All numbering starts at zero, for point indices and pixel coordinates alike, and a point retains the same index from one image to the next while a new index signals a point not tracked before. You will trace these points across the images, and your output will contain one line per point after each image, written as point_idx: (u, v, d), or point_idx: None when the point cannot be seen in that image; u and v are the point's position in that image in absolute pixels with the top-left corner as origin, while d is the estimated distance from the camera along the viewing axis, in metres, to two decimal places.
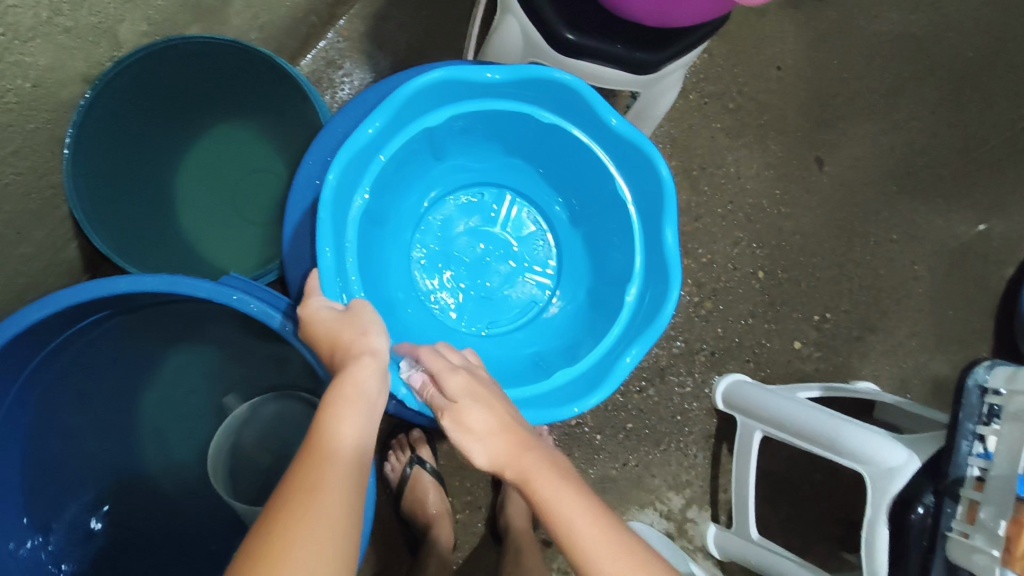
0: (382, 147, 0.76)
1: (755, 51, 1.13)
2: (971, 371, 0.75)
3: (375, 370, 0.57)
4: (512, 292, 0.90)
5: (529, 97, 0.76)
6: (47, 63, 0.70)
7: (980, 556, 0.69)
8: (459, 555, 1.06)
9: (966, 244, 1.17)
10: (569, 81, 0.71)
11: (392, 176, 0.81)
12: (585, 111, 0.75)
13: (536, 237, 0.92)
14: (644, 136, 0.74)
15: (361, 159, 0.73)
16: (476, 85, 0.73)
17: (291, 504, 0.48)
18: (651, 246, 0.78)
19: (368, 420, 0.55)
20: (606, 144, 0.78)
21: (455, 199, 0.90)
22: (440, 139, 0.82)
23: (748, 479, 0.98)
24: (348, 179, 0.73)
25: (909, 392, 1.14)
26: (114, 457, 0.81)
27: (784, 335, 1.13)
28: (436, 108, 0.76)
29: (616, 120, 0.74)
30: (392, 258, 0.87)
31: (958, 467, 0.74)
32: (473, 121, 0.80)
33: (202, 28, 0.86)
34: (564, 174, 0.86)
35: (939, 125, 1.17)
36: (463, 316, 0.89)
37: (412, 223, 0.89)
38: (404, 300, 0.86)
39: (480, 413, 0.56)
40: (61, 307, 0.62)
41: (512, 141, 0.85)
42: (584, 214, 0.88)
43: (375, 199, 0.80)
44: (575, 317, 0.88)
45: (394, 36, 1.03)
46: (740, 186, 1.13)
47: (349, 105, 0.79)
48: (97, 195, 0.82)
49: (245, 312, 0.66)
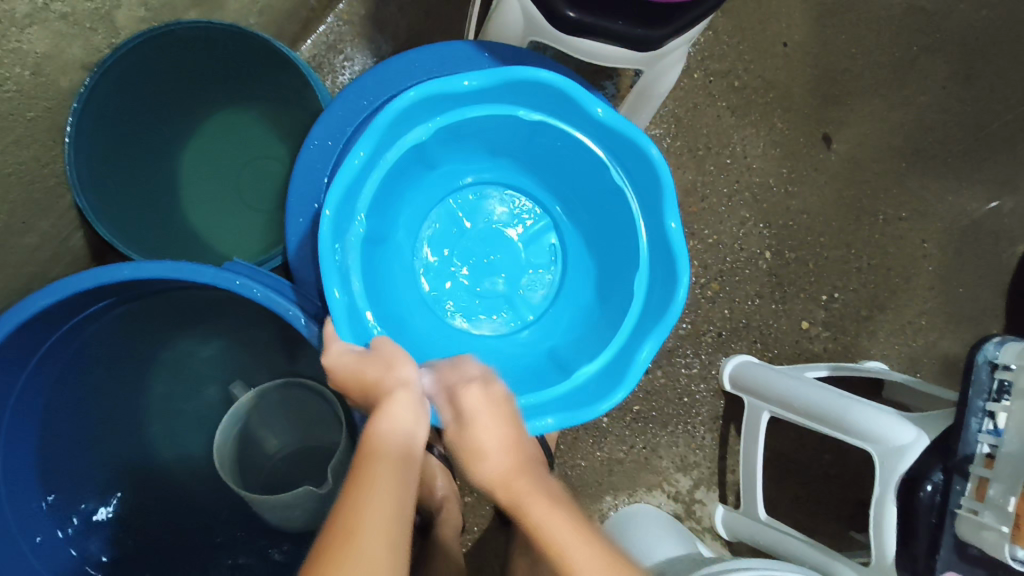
0: (422, 123, 0.74)
1: (762, 26, 1.11)
2: (982, 347, 0.74)
3: (407, 405, 0.59)
4: (508, 307, 0.88)
5: (579, 117, 0.74)
6: (45, 50, 0.70)
7: (989, 533, 0.70)
8: (468, 537, 1.07)
9: (977, 221, 1.15)
10: (656, 158, 0.70)
11: (425, 153, 0.79)
12: (631, 151, 0.73)
13: (541, 278, 0.89)
14: (688, 258, 0.71)
15: (443, 103, 0.73)
16: (579, 109, 0.72)
17: (331, 544, 0.46)
18: (624, 355, 0.75)
19: (406, 469, 0.53)
20: (644, 204, 0.76)
21: (502, 194, 0.89)
22: (512, 137, 0.81)
23: (755, 461, 0.97)
24: (416, 114, 0.72)
25: (919, 370, 1.13)
26: (125, 443, 0.82)
27: (791, 315, 1.12)
28: (494, 102, 0.75)
29: (672, 223, 0.72)
30: (401, 229, 0.86)
31: (968, 444, 0.73)
32: (517, 126, 0.79)
33: (200, 13, 0.86)
34: (590, 203, 0.84)
35: (949, 100, 1.14)
36: (433, 284, 0.88)
37: (446, 189, 0.88)
38: (398, 273, 0.85)
39: (493, 431, 0.62)
40: (65, 295, 0.63)
41: (549, 156, 0.83)
42: (598, 256, 0.86)
43: (433, 147, 0.80)
44: (520, 359, 0.85)
45: (395, 19, 1.02)
46: (746, 165, 1.12)
47: (465, 44, 0.81)
48: (99, 184, 0.83)
49: (249, 297, 0.65)
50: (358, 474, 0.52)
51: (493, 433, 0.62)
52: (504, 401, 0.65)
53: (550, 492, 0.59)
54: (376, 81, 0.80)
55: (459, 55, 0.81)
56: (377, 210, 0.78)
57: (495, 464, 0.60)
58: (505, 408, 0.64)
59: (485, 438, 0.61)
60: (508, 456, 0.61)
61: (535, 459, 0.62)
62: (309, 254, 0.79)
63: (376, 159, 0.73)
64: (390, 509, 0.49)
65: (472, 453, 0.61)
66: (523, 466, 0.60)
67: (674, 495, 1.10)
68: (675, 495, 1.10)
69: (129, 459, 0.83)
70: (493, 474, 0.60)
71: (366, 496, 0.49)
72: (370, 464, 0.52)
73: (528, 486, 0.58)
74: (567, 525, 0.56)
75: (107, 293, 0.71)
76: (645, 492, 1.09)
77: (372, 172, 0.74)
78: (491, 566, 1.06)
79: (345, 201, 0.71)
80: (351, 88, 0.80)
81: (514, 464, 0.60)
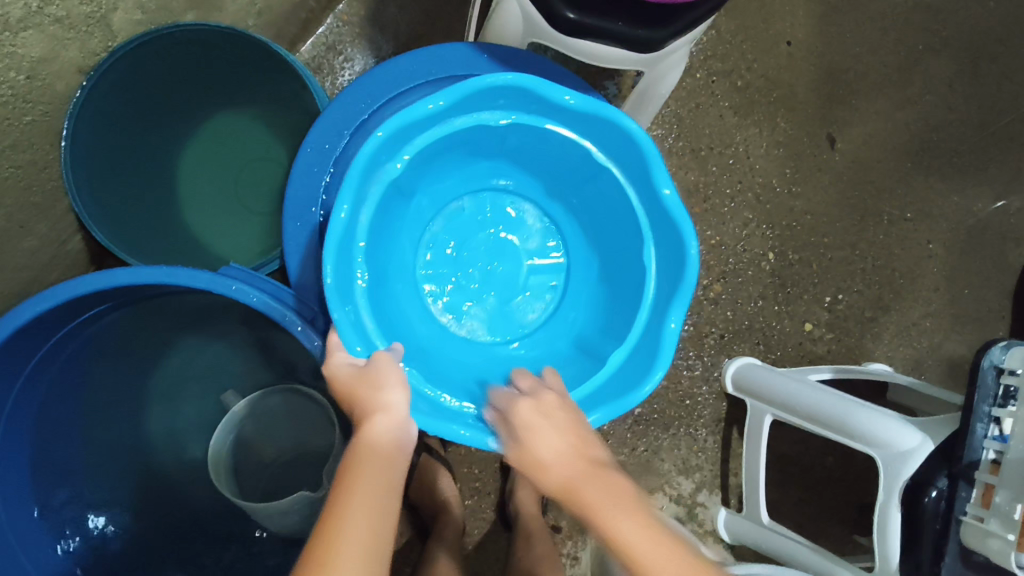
0: (496, 108, 0.73)
1: (765, 25, 1.10)
2: (987, 352, 0.73)
3: (393, 423, 0.58)
4: (488, 320, 0.87)
5: (641, 180, 0.73)
6: (40, 54, 0.70)
7: (994, 540, 0.69)
8: (469, 541, 1.06)
9: (983, 221, 1.14)
10: (692, 253, 0.69)
11: (481, 140, 0.79)
12: (667, 229, 0.72)
13: (524, 315, 0.87)
14: (671, 360, 0.69)
15: (527, 101, 0.72)
16: (648, 173, 0.72)
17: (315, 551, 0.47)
18: (565, 408, 0.72)
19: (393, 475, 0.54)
20: (659, 294, 0.73)
21: (538, 222, 0.89)
22: (565, 165, 0.80)
23: (758, 466, 0.96)
24: (491, 99, 0.72)
25: (923, 372, 1.12)
26: (123, 447, 0.82)
27: (795, 317, 1.11)
28: (558, 118, 0.73)
29: (673, 320, 0.69)
30: (425, 201, 0.85)
31: (974, 450, 0.72)
32: (568, 152, 0.77)
33: (197, 15, 0.85)
34: (612, 253, 0.82)
35: (955, 99, 1.13)
36: (432, 258, 0.87)
37: (489, 182, 0.87)
38: (403, 240, 0.84)
39: (549, 436, 0.59)
40: (59, 301, 0.62)
41: (585, 191, 0.82)
42: (596, 307, 0.84)
43: (492, 141, 0.79)
44: (464, 362, 0.83)
45: (396, 20, 1.01)
46: (749, 166, 1.11)
47: (570, 76, 0.83)
48: (96, 189, 0.82)
49: (245, 303, 0.65)
50: (342, 483, 0.52)
51: (548, 435, 0.59)
52: (559, 408, 0.63)
53: (624, 490, 0.53)
54: (435, 62, 0.81)
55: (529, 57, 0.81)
56: (401, 182, 0.77)
57: (555, 470, 0.56)
58: (547, 409, 0.63)
59: (537, 445, 0.58)
60: (569, 457, 0.57)
61: (604, 453, 0.58)
62: (305, 258, 0.78)
63: (439, 122, 0.72)
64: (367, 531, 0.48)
65: (531, 462, 0.58)
66: (590, 465, 0.55)
67: (676, 499, 1.09)
68: (677, 498, 1.09)
69: (128, 463, 0.82)
70: (557, 477, 0.55)
71: (348, 511, 0.49)
72: (356, 474, 0.52)
73: (596, 481, 0.54)
74: (626, 510, 0.52)
75: (105, 298, 0.71)
76: (646, 495, 1.08)
77: (425, 133, 0.72)
78: (491, 569, 1.06)
79: (374, 158, 0.69)
80: (350, 91, 0.79)
81: (592, 462, 0.56)
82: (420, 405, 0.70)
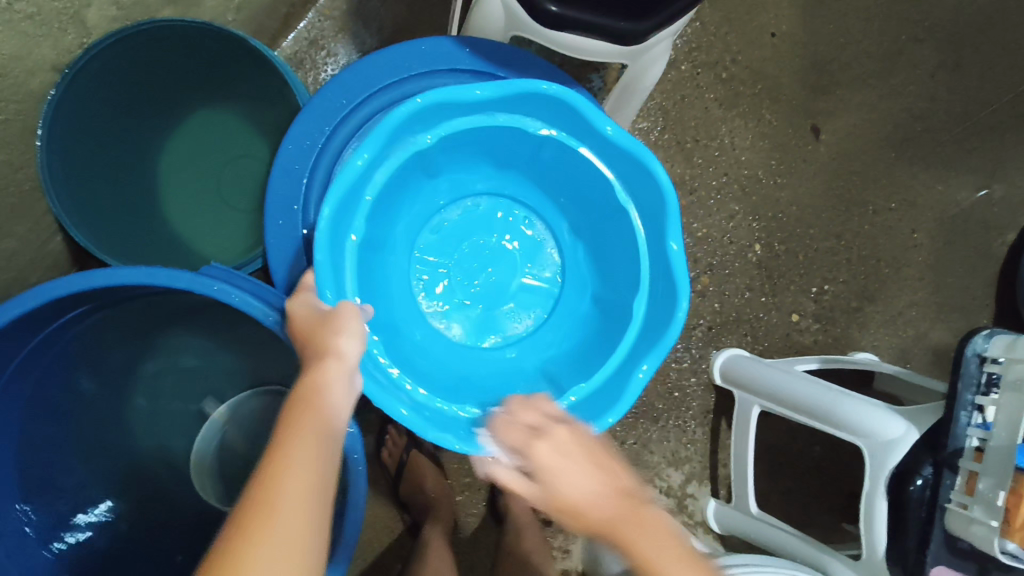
0: (535, 117, 0.74)
1: (749, 17, 1.10)
2: (970, 341, 0.74)
3: (341, 374, 0.57)
4: (461, 322, 0.86)
5: (655, 229, 0.74)
6: (11, 51, 0.69)
7: (978, 527, 0.70)
8: (459, 537, 1.06)
9: (967, 210, 1.14)
10: (681, 316, 0.70)
11: (512, 142, 0.79)
12: (667, 288, 0.72)
13: (497, 331, 0.86)
14: (632, 401, 0.71)
15: (561, 114, 0.72)
16: (664, 222, 0.72)
17: (252, 504, 0.45)
18: None
19: (332, 437, 0.52)
20: (638, 343, 0.75)
21: (546, 249, 0.88)
22: (585, 188, 0.80)
23: (747, 455, 0.97)
24: (533, 104, 0.72)
25: (909, 361, 1.13)
26: (109, 448, 0.82)
27: (782, 308, 1.12)
28: (585, 140, 0.74)
29: (643, 371, 0.71)
30: (444, 186, 0.85)
31: (957, 438, 0.73)
32: (586, 174, 0.77)
33: (175, 10, 0.84)
34: (611, 289, 0.82)
35: (938, 89, 1.14)
36: (430, 244, 0.86)
37: (512, 190, 0.87)
38: (407, 215, 0.84)
39: (583, 473, 0.56)
40: (39, 302, 0.61)
41: (597, 218, 0.81)
42: (576, 341, 0.83)
43: (520, 146, 0.79)
44: (426, 353, 0.83)
45: (378, 14, 1.00)
46: (735, 157, 1.11)
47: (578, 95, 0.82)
48: (75, 191, 0.81)
49: (227, 303, 0.64)
50: (283, 436, 0.50)
51: (586, 471, 0.56)
52: (580, 446, 0.59)
53: (661, 524, 0.55)
54: (494, 55, 0.81)
55: (559, 79, 0.83)
56: (422, 158, 0.77)
57: (599, 495, 0.55)
58: (578, 451, 0.58)
59: (564, 484, 0.56)
60: (608, 496, 0.55)
61: (630, 481, 0.58)
62: (288, 256, 0.78)
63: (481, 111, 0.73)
64: (312, 482, 0.48)
65: (565, 501, 0.55)
66: (621, 500, 0.55)
67: (666, 491, 1.09)
68: (667, 490, 1.09)
69: (113, 463, 0.82)
70: (600, 513, 0.54)
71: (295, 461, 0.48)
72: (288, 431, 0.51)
73: (635, 520, 0.54)
74: (659, 540, 0.53)
75: (89, 297, 0.70)
76: None
77: (463, 118, 0.73)
78: (482, 565, 1.06)
79: (404, 129, 0.70)
80: (361, 66, 0.79)
81: (619, 495, 0.56)
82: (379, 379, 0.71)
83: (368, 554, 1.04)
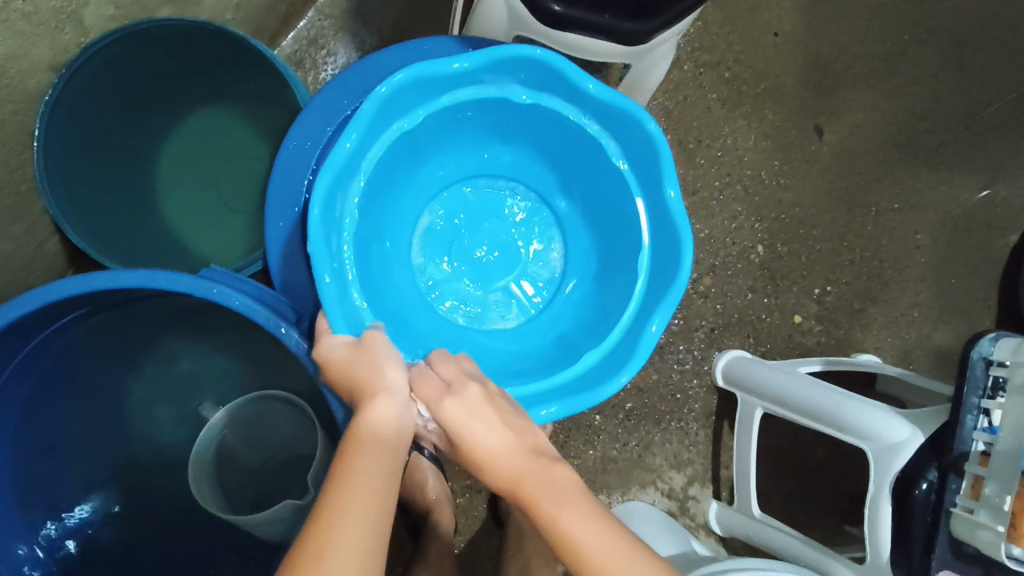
0: (523, 86, 0.72)
1: (752, 16, 1.09)
2: (976, 344, 0.73)
3: (392, 404, 0.58)
4: (453, 293, 0.85)
5: (666, 230, 0.72)
6: (8, 51, 0.68)
7: (983, 532, 0.70)
8: (460, 540, 1.05)
9: (970, 211, 1.14)
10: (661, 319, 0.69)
11: (533, 124, 0.78)
12: (663, 293, 0.71)
13: (487, 310, 0.85)
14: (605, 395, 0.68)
15: (584, 94, 0.71)
16: (672, 217, 0.70)
17: (316, 526, 0.46)
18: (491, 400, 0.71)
19: (392, 463, 0.53)
20: (622, 342, 0.73)
21: (553, 247, 0.87)
22: (599, 180, 0.79)
23: (749, 457, 0.96)
24: (560, 83, 0.71)
25: (912, 363, 1.12)
26: (107, 451, 0.81)
27: (785, 310, 1.11)
28: (575, 105, 0.72)
29: (625, 375, 0.68)
30: (438, 170, 0.85)
31: (963, 441, 0.72)
32: (578, 141, 0.77)
33: (174, 9, 0.84)
34: (614, 254, 0.81)
35: (941, 89, 1.13)
36: (440, 215, 0.86)
37: (532, 184, 0.87)
38: (423, 181, 0.84)
39: (488, 432, 0.58)
40: (38, 305, 0.61)
41: (592, 181, 0.81)
42: (583, 307, 0.83)
43: (543, 130, 0.78)
44: (412, 312, 0.81)
45: (378, 13, 0.99)
46: (738, 158, 1.10)
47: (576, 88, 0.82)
48: (72, 191, 0.80)
49: (227, 306, 0.63)
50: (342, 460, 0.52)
51: (507, 427, 0.59)
52: (511, 407, 0.61)
53: (569, 482, 0.55)
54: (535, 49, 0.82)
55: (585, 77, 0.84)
56: (413, 139, 0.76)
57: (510, 458, 0.57)
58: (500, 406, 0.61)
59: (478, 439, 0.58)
60: (517, 451, 0.57)
61: (542, 440, 0.59)
62: (290, 258, 0.77)
63: (468, 85, 0.71)
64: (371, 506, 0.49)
65: (483, 453, 0.57)
66: (532, 458, 0.56)
67: (668, 493, 1.09)
68: (669, 492, 1.09)
69: (110, 467, 0.81)
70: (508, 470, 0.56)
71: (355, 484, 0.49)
72: (351, 456, 0.52)
73: (542, 476, 0.55)
74: (568, 500, 0.54)
75: (87, 300, 0.69)
76: (639, 489, 1.08)
77: (486, 86, 0.72)
78: (483, 568, 1.05)
79: (393, 106, 0.69)
80: (420, 41, 0.79)
81: (529, 453, 0.57)
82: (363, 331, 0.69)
83: None
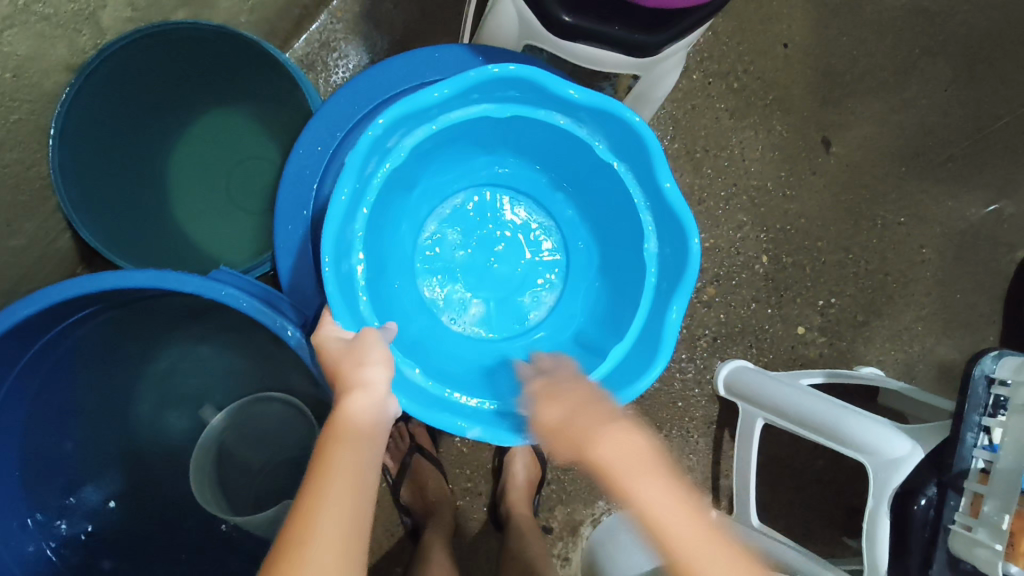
0: (608, 145, 0.72)
1: (762, 28, 1.10)
2: (978, 362, 0.74)
3: (369, 402, 0.57)
4: (431, 274, 0.86)
5: (652, 334, 0.71)
6: (27, 52, 0.69)
7: (982, 550, 0.69)
8: (459, 541, 1.06)
9: (976, 226, 1.14)
10: None
11: (588, 171, 0.78)
12: (622, 381, 0.70)
13: (455, 301, 0.86)
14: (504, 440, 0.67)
15: (639, 159, 0.71)
16: (660, 326, 0.70)
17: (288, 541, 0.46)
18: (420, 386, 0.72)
19: (368, 456, 0.53)
20: None
21: (541, 296, 0.87)
22: (620, 249, 0.79)
23: (749, 467, 0.96)
24: (619, 137, 0.70)
25: (915, 376, 1.13)
26: (111, 446, 0.82)
27: (788, 321, 1.11)
28: (640, 185, 0.72)
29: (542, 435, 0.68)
30: (498, 167, 0.86)
31: (963, 459, 0.73)
32: (622, 205, 0.76)
33: (189, 11, 0.84)
34: (599, 325, 0.80)
35: (950, 104, 1.13)
36: (478, 200, 0.88)
37: (562, 232, 0.88)
38: (477, 164, 0.85)
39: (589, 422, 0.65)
40: (48, 303, 0.61)
41: (615, 246, 0.81)
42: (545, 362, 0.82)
43: (588, 173, 0.78)
44: (393, 266, 0.82)
45: (390, 16, 1.00)
46: (744, 169, 1.11)
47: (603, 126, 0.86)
48: (85, 190, 0.81)
49: (235, 309, 0.64)
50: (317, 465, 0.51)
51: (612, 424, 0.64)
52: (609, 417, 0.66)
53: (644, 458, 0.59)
54: None
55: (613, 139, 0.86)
56: (490, 126, 0.77)
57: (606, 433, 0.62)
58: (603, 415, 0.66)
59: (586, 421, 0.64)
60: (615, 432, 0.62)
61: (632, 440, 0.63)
62: (296, 257, 0.78)
63: (562, 112, 0.71)
64: (346, 518, 0.48)
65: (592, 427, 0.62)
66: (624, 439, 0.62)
67: None
68: None
69: (116, 461, 0.83)
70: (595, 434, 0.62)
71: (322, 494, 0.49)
72: (329, 449, 0.52)
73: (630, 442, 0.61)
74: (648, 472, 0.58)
75: (92, 300, 0.70)
76: None
77: (562, 118, 0.72)
78: (481, 570, 1.06)
79: (484, 91, 0.69)
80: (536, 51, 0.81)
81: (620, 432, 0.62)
82: (343, 268, 0.69)
83: (368, 556, 1.04)
